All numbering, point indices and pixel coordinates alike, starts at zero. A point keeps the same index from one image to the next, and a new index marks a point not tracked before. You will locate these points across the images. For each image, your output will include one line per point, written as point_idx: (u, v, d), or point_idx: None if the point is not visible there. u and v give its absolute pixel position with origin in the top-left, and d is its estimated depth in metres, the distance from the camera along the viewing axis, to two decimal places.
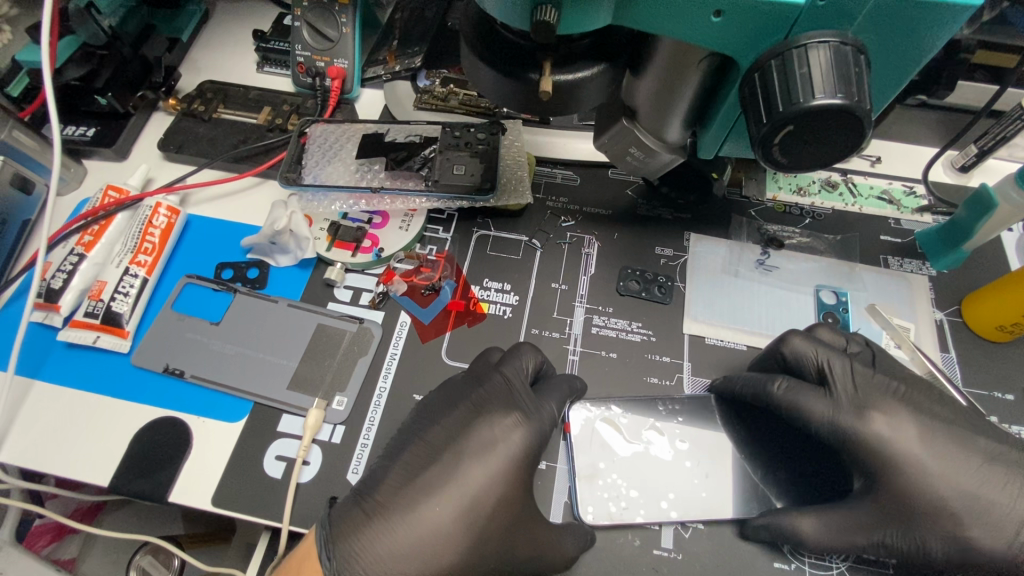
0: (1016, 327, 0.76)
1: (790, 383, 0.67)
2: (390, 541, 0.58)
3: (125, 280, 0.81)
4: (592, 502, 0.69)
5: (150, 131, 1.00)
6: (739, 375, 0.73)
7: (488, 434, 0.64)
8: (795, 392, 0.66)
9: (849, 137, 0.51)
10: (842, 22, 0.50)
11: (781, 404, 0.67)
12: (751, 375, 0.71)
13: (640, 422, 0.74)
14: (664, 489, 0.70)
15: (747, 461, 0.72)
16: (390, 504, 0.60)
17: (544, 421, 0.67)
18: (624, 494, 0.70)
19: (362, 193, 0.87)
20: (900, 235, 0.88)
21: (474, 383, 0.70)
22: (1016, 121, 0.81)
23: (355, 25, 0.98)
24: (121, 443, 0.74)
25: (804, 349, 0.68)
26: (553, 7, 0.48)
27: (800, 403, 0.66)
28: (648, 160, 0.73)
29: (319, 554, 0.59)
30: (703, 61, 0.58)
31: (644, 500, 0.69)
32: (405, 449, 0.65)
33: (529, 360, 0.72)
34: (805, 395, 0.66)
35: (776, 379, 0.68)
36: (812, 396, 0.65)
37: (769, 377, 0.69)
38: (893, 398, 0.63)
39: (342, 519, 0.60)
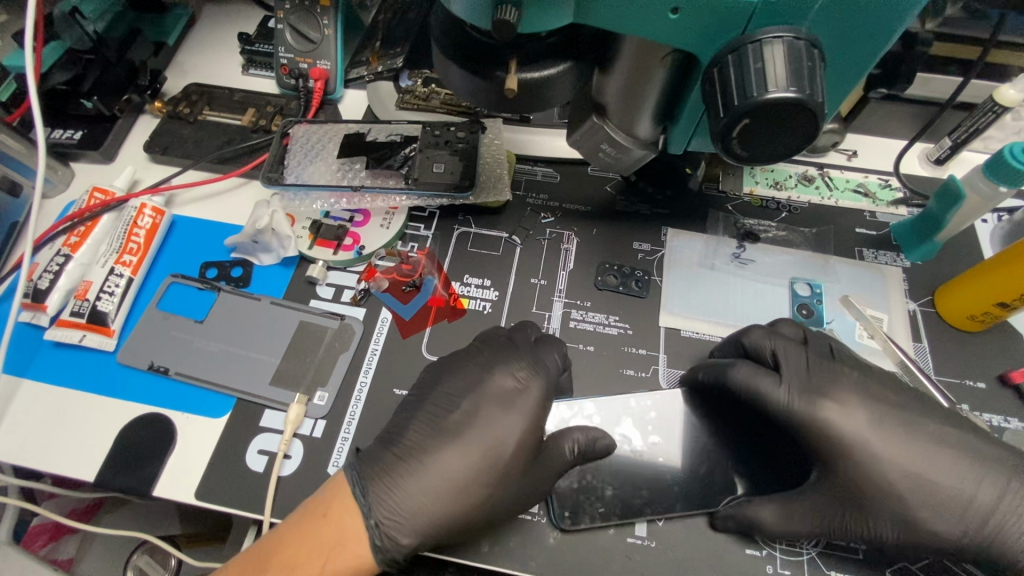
0: (987, 316, 0.77)
1: (748, 368, 0.68)
2: (419, 486, 0.60)
3: (111, 280, 0.83)
4: (568, 500, 0.70)
5: (137, 133, 1.01)
6: (705, 364, 0.74)
7: (499, 391, 0.65)
8: (754, 379, 0.67)
9: (805, 129, 0.52)
10: (797, 17, 0.52)
11: (739, 391, 0.68)
12: (715, 364, 0.72)
13: (613, 419, 0.74)
14: (638, 485, 0.71)
15: (718, 456, 0.73)
16: (410, 454, 0.62)
17: (550, 370, 0.70)
18: (600, 491, 0.70)
19: (344, 191, 0.88)
20: (875, 227, 0.89)
21: (481, 344, 0.72)
22: (988, 113, 0.83)
23: (337, 27, 1.00)
24: (107, 440, 0.76)
25: (762, 341, 0.70)
26: (513, 7, 0.50)
27: (759, 387, 0.66)
28: (621, 156, 0.75)
29: (353, 491, 0.59)
30: (666, 57, 0.59)
31: (619, 496, 0.70)
32: (426, 399, 0.67)
33: (533, 330, 0.75)
34: (764, 381, 0.66)
35: (736, 365, 0.69)
36: (772, 382, 0.66)
37: (731, 363, 0.70)
38: (861, 385, 0.64)
39: (373, 464, 0.62)
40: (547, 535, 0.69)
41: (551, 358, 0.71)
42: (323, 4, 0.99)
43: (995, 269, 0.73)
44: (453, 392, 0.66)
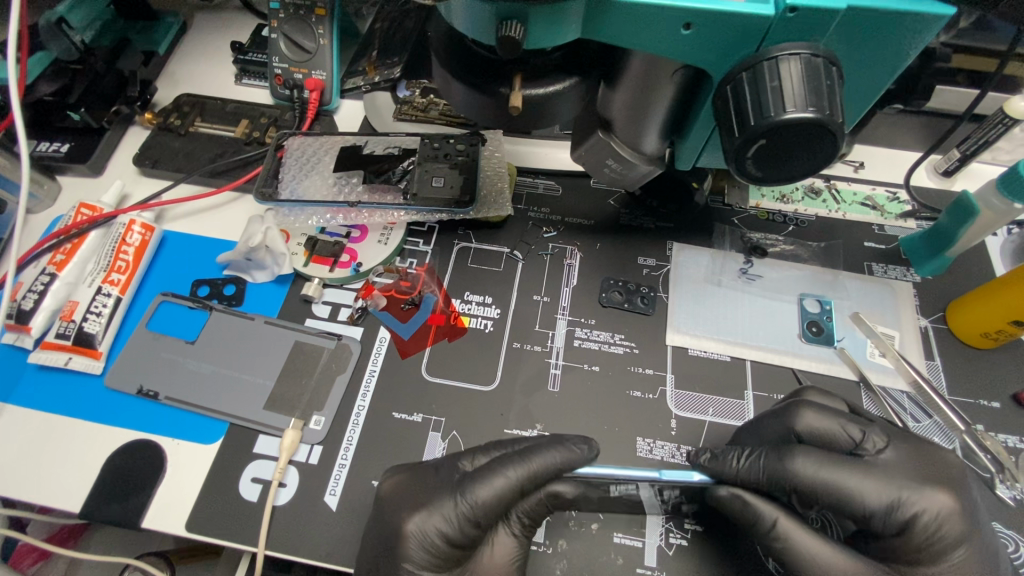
0: (1001, 334, 0.75)
1: (813, 460, 0.62)
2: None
3: (98, 300, 0.80)
4: (563, 534, 0.68)
5: (126, 146, 0.99)
6: (747, 457, 0.65)
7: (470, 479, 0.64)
8: (830, 474, 0.61)
9: (823, 150, 0.50)
10: (814, 34, 0.49)
11: (817, 487, 0.61)
12: (760, 459, 0.64)
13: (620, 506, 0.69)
14: (620, 524, 0.69)
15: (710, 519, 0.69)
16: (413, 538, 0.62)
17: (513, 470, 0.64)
18: (586, 527, 0.69)
19: (340, 207, 0.86)
20: (884, 242, 0.88)
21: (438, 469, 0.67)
22: (998, 125, 0.81)
23: (332, 36, 0.97)
24: (93, 468, 0.73)
25: (822, 425, 0.66)
26: (519, 22, 0.48)
27: (837, 480, 0.61)
28: (626, 172, 0.73)
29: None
30: (676, 73, 0.57)
31: (602, 533, 0.68)
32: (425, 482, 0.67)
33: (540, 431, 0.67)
34: (846, 480, 0.60)
35: (799, 456, 0.62)
36: (856, 480, 0.60)
37: (785, 454, 0.63)
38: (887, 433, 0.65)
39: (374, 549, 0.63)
40: (553, 565, 0.67)
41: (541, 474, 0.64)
42: (318, 13, 0.96)
43: (1010, 287, 0.72)
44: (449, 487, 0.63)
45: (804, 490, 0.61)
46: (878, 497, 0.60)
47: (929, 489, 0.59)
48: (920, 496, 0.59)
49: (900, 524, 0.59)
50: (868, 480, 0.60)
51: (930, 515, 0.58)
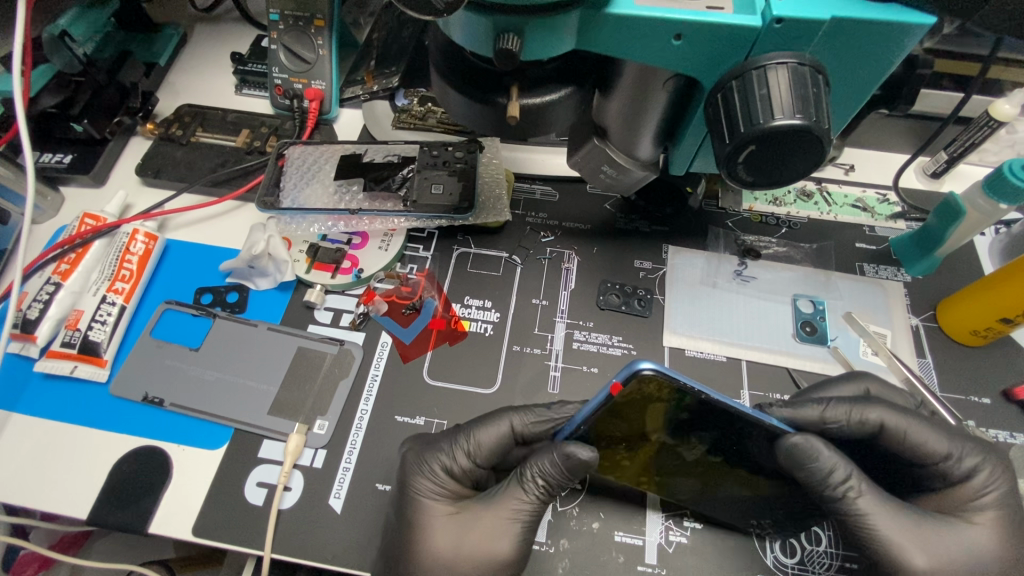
0: (990, 331, 0.77)
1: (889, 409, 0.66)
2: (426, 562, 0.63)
3: (103, 308, 0.81)
4: (566, 533, 0.69)
5: (128, 156, 1.00)
6: (832, 403, 0.67)
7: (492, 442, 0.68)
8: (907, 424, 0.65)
9: (811, 155, 0.51)
10: (800, 43, 0.51)
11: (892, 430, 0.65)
12: (844, 403, 0.67)
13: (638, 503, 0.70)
14: (620, 523, 0.70)
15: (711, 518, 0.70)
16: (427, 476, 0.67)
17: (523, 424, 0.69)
18: (588, 527, 0.70)
19: (341, 214, 0.87)
20: (875, 242, 0.89)
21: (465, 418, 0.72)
22: (984, 127, 0.84)
23: (331, 46, 0.98)
24: (99, 475, 0.73)
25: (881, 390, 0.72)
26: (516, 35, 0.49)
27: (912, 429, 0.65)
28: (621, 178, 0.74)
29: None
30: (668, 81, 0.59)
31: (604, 532, 0.69)
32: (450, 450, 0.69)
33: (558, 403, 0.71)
34: (925, 430, 0.65)
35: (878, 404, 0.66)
36: (933, 433, 0.65)
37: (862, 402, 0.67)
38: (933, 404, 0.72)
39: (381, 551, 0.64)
40: (556, 564, 0.68)
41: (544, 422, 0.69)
42: (317, 24, 0.98)
43: (998, 285, 0.73)
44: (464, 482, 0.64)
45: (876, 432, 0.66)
46: (950, 448, 0.64)
47: (985, 446, 0.65)
48: (982, 453, 0.64)
49: (964, 473, 0.64)
50: (936, 432, 0.65)
51: (990, 469, 0.64)
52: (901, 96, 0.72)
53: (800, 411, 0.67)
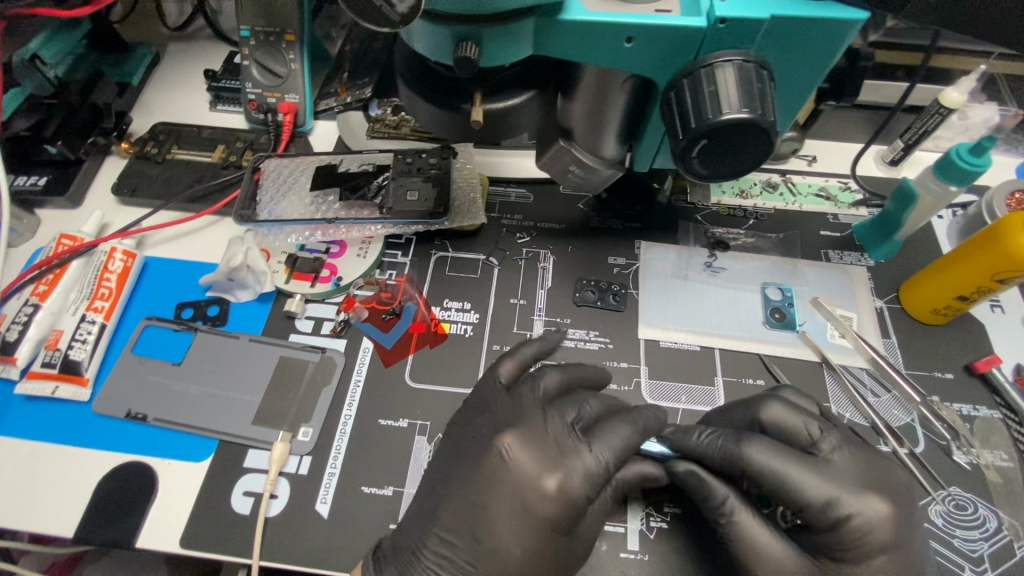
0: (949, 310, 0.80)
1: (767, 448, 0.64)
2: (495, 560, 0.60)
3: (83, 327, 0.81)
4: None
5: (104, 176, 1.00)
6: (711, 432, 0.68)
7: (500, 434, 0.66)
8: (777, 467, 0.63)
9: (758, 148, 0.54)
10: (744, 42, 0.54)
11: (765, 471, 0.63)
12: (722, 436, 0.67)
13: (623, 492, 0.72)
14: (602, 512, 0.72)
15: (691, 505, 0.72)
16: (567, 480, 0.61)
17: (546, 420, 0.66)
18: None
19: (319, 224, 0.89)
20: (838, 229, 0.93)
21: (512, 395, 0.70)
22: (935, 115, 0.88)
23: (303, 60, 1.00)
24: (84, 492, 0.74)
25: (786, 418, 0.68)
26: (474, 43, 0.52)
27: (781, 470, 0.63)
28: (589, 177, 0.76)
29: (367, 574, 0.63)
30: (626, 82, 0.61)
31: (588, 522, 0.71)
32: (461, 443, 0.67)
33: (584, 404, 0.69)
34: (794, 469, 0.63)
35: (751, 441, 0.65)
36: (805, 473, 0.63)
37: (742, 438, 0.65)
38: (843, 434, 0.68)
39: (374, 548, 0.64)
40: None
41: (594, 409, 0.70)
42: (288, 39, 0.99)
43: (955, 263, 0.77)
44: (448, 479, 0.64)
45: (751, 472, 0.64)
46: (816, 495, 0.62)
47: (869, 496, 0.61)
48: (858, 501, 0.61)
49: (835, 520, 0.61)
50: (811, 476, 0.63)
51: (864, 518, 0.60)
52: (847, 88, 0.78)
53: (686, 436, 0.69)
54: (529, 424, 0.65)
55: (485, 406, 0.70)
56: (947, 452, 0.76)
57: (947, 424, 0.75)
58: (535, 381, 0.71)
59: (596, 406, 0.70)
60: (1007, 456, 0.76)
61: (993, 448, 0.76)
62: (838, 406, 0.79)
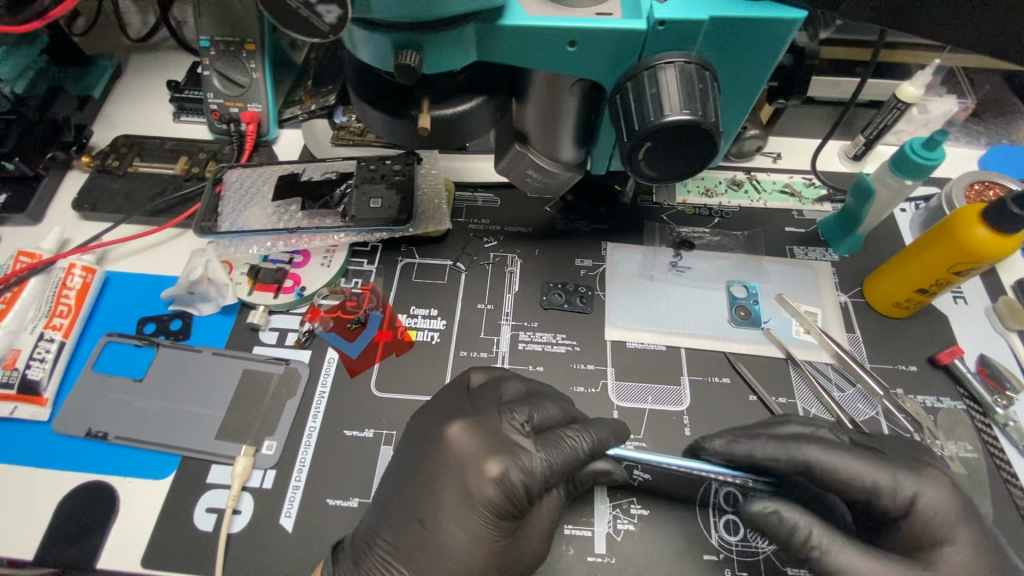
0: (911, 302, 0.81)
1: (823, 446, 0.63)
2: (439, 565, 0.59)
3: (41, 346, 0.80)
4: None
5: (65, 191, 0.99)
6: (759, 440, 0.66)
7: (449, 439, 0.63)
8: (838, 461, 0.62)
9: (703, 149, 0.54)
10: (686, 44, 0.54)
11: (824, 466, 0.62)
12: (774, 441, 0.65)
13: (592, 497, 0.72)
14: (568, 516, 0.72)
15: (659, 507, 0.72)
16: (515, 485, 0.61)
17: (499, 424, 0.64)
18: None
19: (280, 234, 0.87)
20: (803, 226, 0.93)
21: (471, 396, 0.68)
22: (893, 109, 0.88)
23: (265, 69, 0.99)
24: (42, 515, 0.72)
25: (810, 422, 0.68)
26: (414, 51, 0.51)
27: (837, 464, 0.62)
28: (548, 181, 0.76)
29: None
30: (574, 86, 0.61)
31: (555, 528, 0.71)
32: (410, 444, 0.67)
33: (543, 409, 0.69)
34: (855, 464, 0.61)
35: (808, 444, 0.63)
36: (865, 464, 0.61)
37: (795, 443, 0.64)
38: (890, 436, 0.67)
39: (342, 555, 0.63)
40: None
41: (552, 412, 0.70)
42: (248, 48, 0.98)
43: (921, 252, 0.76)
44: (400, 476, 0.64)
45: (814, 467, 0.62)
46: (881, 478, 0.61)
47: (926, 472, 0.62)
48: (919, 480, 0.61)
49: (905, 503, 0.60)
50: (873, 461, 0.62)
51: (930, 494, 0.60)
52: (795, 86, 0.76)
53: (732, 450, 0.66)
54: (484, 430, 0.64)
55: (441, 408, 0.68)
56: None
57: (910, 417, 0.75)
58: (494, 385, 0.69)
59: (553, 412, 0.70)
60: (970, 447, 0.76)
61: (956, 439, 0.77)
62: (803, 401, 0.79)
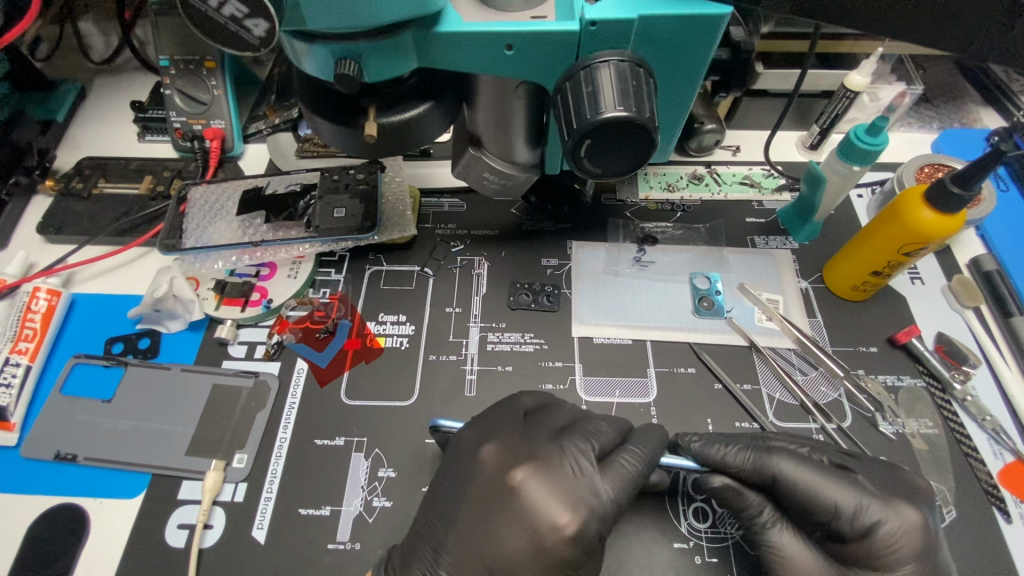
0: (867, 285, 0.83)
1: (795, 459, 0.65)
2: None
3: (7, 371, 0.79)
4: None
5: (30, 215, 0.99)
6: (735, 447, 0.68)
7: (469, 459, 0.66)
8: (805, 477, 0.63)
9: (642, 143, 0.56)
10: (620, 42, 0.56)
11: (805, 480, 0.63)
12: (748, 449, 0.67)
13: None
14: None
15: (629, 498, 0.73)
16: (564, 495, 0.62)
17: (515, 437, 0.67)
18: None
19: (245, 247, 0.88)
20: (763, 215, 0.95)
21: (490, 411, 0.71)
22: (843, 99, 0.90)
23: (226, 86, 1.00)
24: (11, 540, 0.72)
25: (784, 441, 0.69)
26: (354, 61, 0.52)
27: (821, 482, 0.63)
28: (506, 183, 0.77)
29: None
30: (520, 87, 0.62)
31: None
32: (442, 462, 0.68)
33: (560, 415, 0.71)
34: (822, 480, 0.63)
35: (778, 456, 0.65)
36: (830, 483, 0.63)
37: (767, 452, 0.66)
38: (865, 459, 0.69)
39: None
40: None
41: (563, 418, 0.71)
42: (208, 65, 0.99)
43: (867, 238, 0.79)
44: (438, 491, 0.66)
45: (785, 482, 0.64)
46: (843, 501, 0.62)
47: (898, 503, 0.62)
48: (884, 509, 0.61)
49: (864, 529, 0.61)
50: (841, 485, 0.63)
51: (890, 526, 0.61)
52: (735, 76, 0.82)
53: (708, 451, 0.68)
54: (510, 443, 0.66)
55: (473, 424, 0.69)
56: (873, 423, 0.78)
57: (868, 396, 0.79)
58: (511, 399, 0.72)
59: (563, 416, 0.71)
60: (931, 423, 0.78)
61: (917, 417, 0.78)
62: (767, 387, 0.81)
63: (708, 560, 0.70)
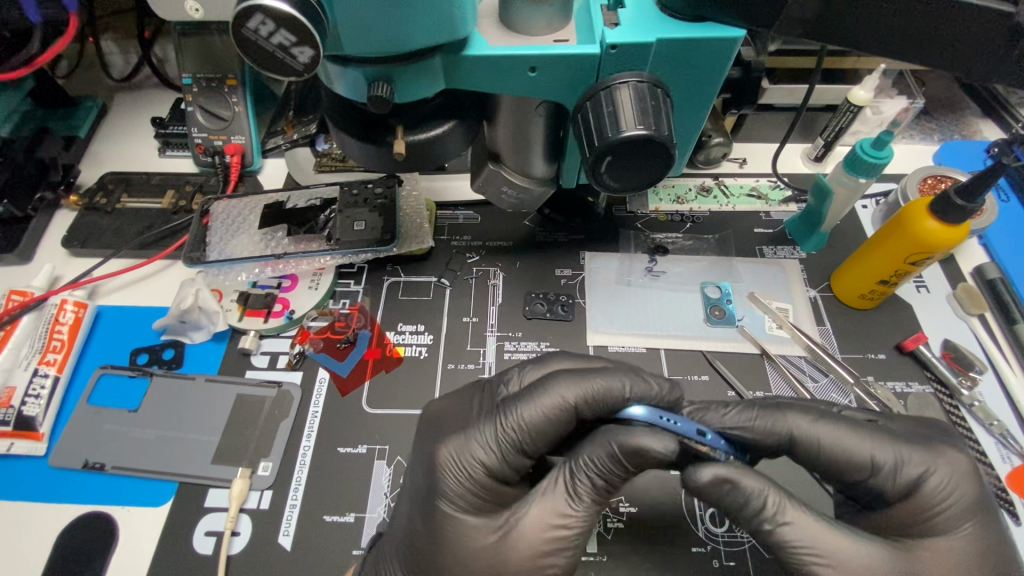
0: (875, 294, 0.85)
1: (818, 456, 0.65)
2: (450, 562, 0.61)
3: (35, 383, 0.81)
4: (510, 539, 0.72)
5: (54, 229, 1.01)
6: (735, 409, 0.67)
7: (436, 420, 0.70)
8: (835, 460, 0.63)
9: (660, 159, 0.58)
10: (638, 64, 0.58)
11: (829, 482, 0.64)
12: (750, 410, 0.66)
13: None
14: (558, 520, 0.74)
15: (646, 504, 0.75)
16: (450, 456, 0.64)
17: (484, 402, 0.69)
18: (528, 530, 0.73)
19: (268, 260, 0.91)
20: (771, 226, 0.97)
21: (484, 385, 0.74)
22: (847, 113, 0.93)
23: (247, 102, 1.02)
24: (41, 548, 0.73)
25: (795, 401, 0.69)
26: (385, 82, 0.55)
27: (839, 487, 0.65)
28: (523, 197, 0.80)
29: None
30: (539, 106, 0.65)
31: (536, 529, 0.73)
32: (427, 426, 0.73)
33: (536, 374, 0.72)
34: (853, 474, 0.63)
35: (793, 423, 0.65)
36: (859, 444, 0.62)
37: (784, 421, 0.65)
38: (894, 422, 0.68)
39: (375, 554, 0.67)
40: None
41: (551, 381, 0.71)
42: (230, 83, 1.02)
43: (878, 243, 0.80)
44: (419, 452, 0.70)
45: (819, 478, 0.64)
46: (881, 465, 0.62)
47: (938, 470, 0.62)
48: (927, 460, 0.62)
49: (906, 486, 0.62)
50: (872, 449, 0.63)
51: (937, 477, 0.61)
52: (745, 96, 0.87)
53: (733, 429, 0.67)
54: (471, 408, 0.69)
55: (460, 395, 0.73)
56: None
57: (880, 403, 0.79)
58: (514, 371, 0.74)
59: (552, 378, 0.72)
60: None
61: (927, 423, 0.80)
62: (779, 394, 0.82)
63: (725, 564, 0.71)
